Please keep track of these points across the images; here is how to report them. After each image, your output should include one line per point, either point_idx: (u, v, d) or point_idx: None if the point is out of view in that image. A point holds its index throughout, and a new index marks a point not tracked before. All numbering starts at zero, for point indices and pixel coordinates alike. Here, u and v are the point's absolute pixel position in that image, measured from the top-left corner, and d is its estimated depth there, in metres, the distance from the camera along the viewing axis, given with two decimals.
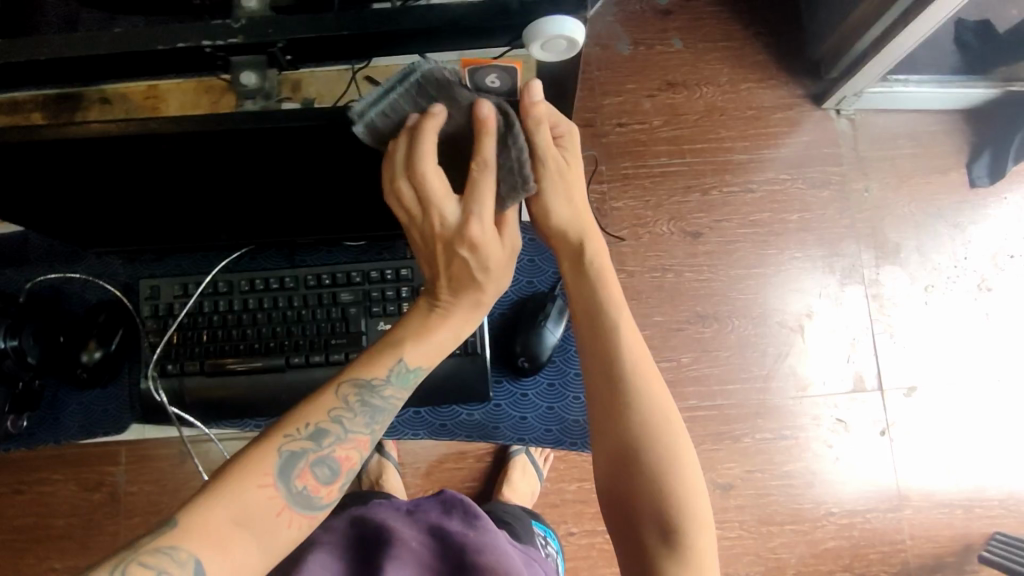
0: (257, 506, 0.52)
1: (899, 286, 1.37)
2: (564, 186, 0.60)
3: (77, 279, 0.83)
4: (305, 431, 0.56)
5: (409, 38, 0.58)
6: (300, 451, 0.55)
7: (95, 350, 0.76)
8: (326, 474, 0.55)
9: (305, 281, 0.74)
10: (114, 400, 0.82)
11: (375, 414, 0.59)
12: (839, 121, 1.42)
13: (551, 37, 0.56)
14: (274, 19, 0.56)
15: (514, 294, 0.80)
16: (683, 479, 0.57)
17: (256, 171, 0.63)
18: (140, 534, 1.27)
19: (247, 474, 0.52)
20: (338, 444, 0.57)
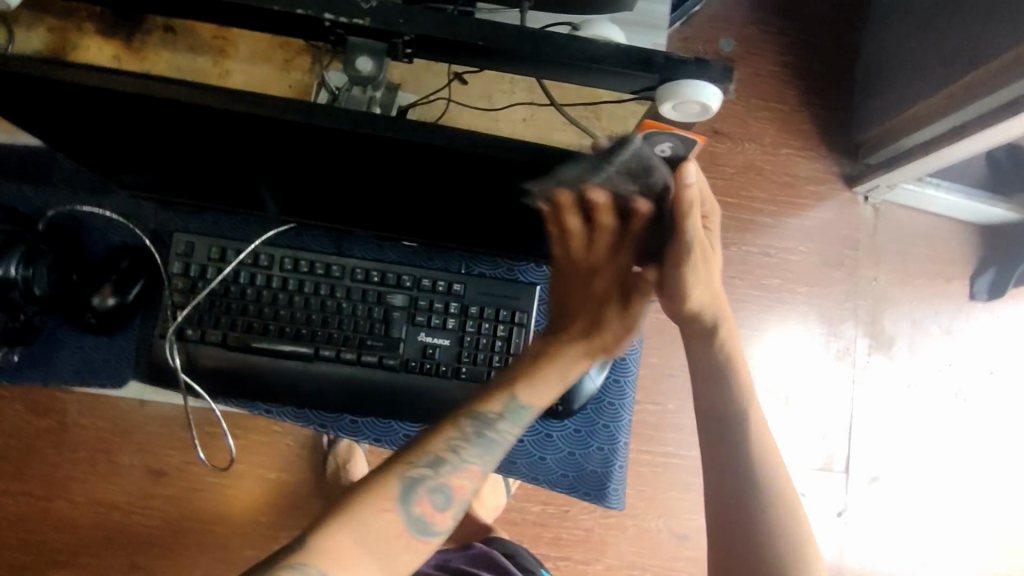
0: (383, 532, 0.57)
1: (883, 378, 1.41)
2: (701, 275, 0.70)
3: (103, 216, 0.82)
4: (423, 460, 0.61)
5: (541, 64, 0.55)
6: (419, 480, 0.60)
7: (110, 296, 0.74)
8: (440, 501, 0.60)
9: (353, 273, 0.71)
10: (117, 351, 0.80)
11: (489, 449, 0.63)
12: (864, 206, 1.45)
13: (685, 99, 0.55)
14: (406, 10, 0.52)
15: None
16: (811, 557, 0.64)
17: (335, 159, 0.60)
18: (82, 470, 1.21)
19: (375, 508, 0.58)
20: (453, 473, 0.61)
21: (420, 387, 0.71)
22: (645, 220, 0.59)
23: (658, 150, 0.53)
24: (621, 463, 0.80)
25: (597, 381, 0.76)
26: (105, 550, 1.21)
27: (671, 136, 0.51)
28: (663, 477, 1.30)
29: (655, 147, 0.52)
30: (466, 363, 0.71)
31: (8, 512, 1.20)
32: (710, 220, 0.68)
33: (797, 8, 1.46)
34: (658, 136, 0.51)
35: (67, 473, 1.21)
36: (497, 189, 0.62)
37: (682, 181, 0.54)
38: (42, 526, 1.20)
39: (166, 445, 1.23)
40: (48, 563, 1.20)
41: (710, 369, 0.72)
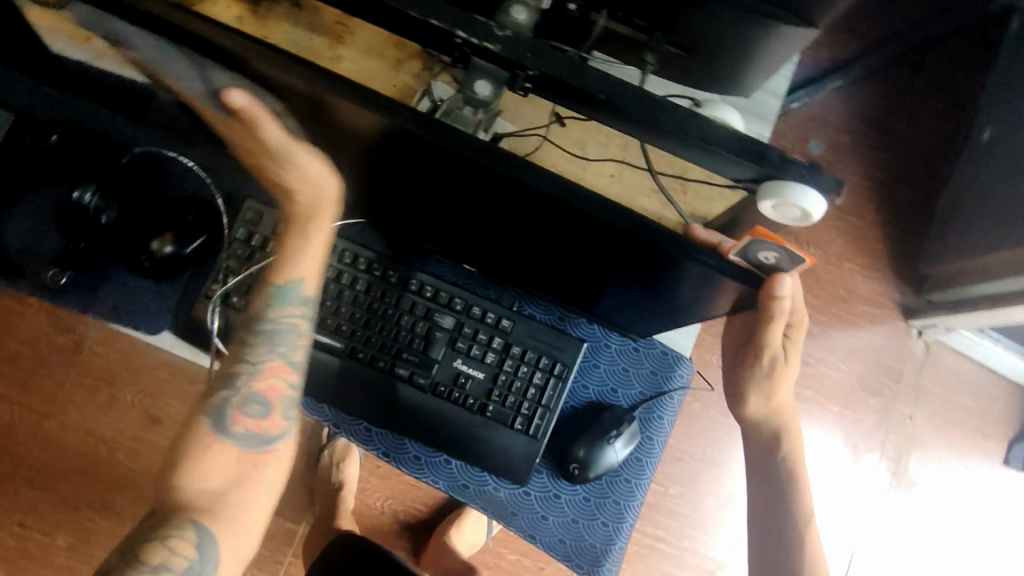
0: (220, 464, 0.64)
1: (895, 520, 1.35)
2: (770, 387, 0.76)
3: (183, 162, 0.85)
4: (227, 386, 0.67)
5: (651, 132, 0.54)
6: (225, 403, 0.66)
7: (167, 243, 0.75)
8: (257, 410, 0.66)
9: (405, 282, 0.72)
10: (160, 298, 0.82)
11: (278, 341, 0.69)
12: (915, 341, 1.40)
13: (790, 201, 0.53)
14: (536, 45, 0.52)
15: (594, 394, 0.79)
16: None
17: (421, 171, 0.59)
18: (83, 395, 1.21)
19: (200, 448, 0.64)
20: (254, 381, 0.67)
21: (442, 412, 0.71)
22: (162, 58, 0.54)
23: (762, 258, 0.51)
24: (622, 544, 0.77)
25: (621, 454, 0.75)
26: (81, 481, 1.20)
27: (781, 247, 0.49)
28: (646, 561, 1.25)
29: (757, 253, 0.51)
30: (494, 401, 0.70)
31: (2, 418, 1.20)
32: (793, 331, 0.74)
33: (893, 129, 1.44)
34: (761, 243, 0.49)
35: (68, 395, 1.21)
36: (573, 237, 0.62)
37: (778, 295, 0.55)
38: (29, 441, 1.20)
39: (170, 393, 1.22)
40: (22, 479, 1.20)
41: (770, 473, 0.79)
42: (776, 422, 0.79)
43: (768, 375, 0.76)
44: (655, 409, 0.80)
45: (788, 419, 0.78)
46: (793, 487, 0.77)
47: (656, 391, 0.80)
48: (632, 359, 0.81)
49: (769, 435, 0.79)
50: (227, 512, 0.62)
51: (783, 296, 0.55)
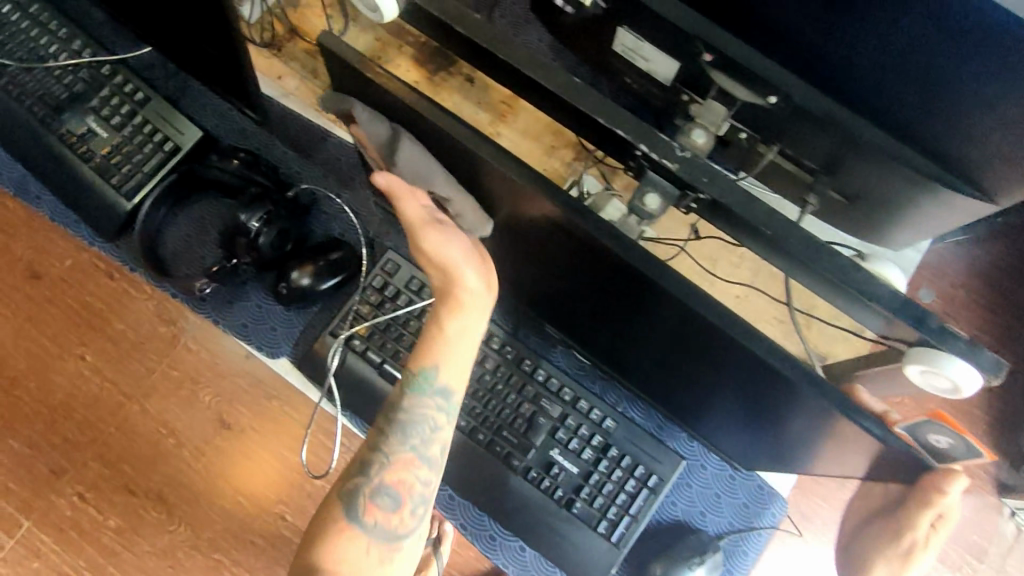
0: (349, 552, 0.66)
1: None
2: (900, 564, 0.72)
3: (338, 208, 0.95)
4: (359, 471, 0.70)
5: (808, 274, 0.54)
6: (360, 490, 0.69)
7: (307, 275, 0.84)
8: (387, 501, 0.69)
9: (520, 363, 0.80)
10: (284, 327, 0.91)
11: (412, 431, 0.73)
12: (1006, 521, 1.18)
13: (932, 361, 0.53)
14: (714, 170, 0.53)
15: (680, 511, 0.85)
16: None
17: (580, 277, 0.68)
18: (168, 386, 1.27)
19: (332, 532, 0.67)
20: (384, 474, 0.70)
21: (531, 499, 0.78)
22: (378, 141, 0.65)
23: (934, 442, 0.55)
24: None
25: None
26: (144, 470, 1.24)
27: (954, 433, 0.53)
28: None
29: (930, 435, 0.55)
30: (581, 500, 0.77)
31: (91, 391, 1.27)
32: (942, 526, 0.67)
33: None
34: (932, 423, 0.54)
35: (154, 383, 1.27)
36: (689, 361, 0.69)
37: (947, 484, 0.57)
38: (108, 420, 1.25)
39: (244, 402, 1.26)
40: (93, 455, 1.24)
41: None
42: None
43: (900, 552, 0.71)
44: (739, 542, 0.85)
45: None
46: None
47: (745, 525, 0.85)
48: (725, 486, 0.86)
49: None
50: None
51: (945, 489, 0.57)
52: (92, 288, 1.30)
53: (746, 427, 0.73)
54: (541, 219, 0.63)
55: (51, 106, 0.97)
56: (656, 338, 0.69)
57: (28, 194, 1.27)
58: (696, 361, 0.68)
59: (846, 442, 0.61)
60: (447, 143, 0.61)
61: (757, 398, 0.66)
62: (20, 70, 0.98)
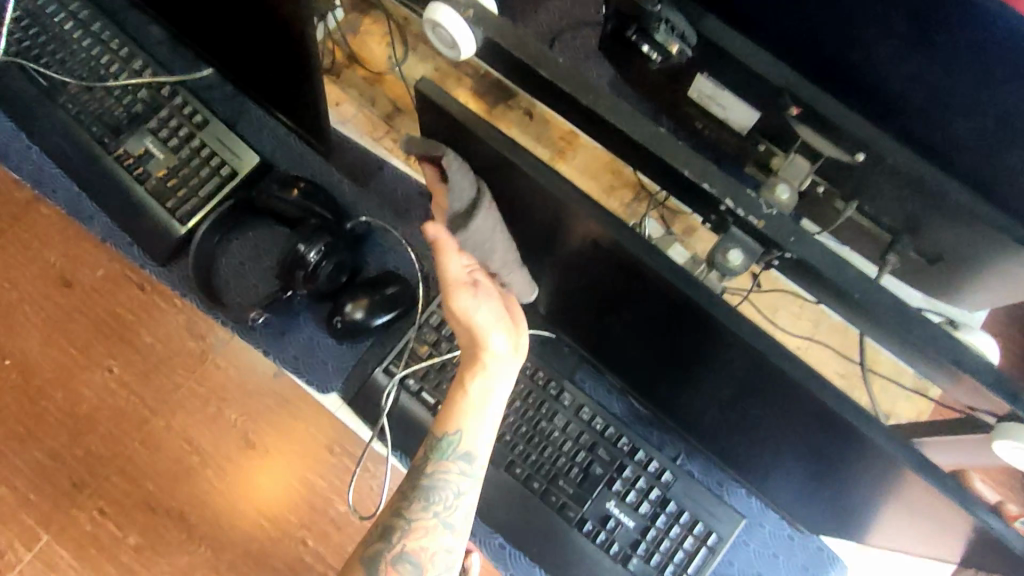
0: None
1: None
2: None
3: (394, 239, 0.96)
4: (378, 536, 0.69)
5: (897, 340, 0.52)
6: (379, 558, 0.67)
7: (360, 310, 0.87)
8: (407, 570, 0.67)
9: (578, 411, 0.80)
10: (333, 357, 1.12)
11: (434, 495, 0.70)
12: None
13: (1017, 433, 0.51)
14: (802, 229, 0.51)
15: (736, 569, 0.83)
16: None
17: (653, 331, 0.68)
18: (199, 407, 1.12)
19: None
20: (404, 541, 0.68)
21: (587, 553, 0.77)
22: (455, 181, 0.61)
23: None
24: None
25: None
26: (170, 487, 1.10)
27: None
28: None
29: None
30: (638, 555, 0.77)
31: (113, 410, 1.12)
32: None
33: None
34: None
35: (182, 403, 1.12)
36: (770, 424, 0.67)
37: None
38: (133, 437, 1.11)
39: None
40: (116, 470, 1.09)
41: None
42: None
43: None
44: None
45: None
46: None
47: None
48: (782, 546, 0.84)
49: None
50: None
51: None
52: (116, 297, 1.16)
53: (813, 486, 0.72)
54: (618, 269, 0.62)
55: (109, 126, 1.05)
56: (730, 396, 0.68)
57: (51, 195, 1.19)
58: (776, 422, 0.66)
59: (943, 524, 0.59)
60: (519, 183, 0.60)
61: (831, 464, 0.65)
62: (81, 89, 1.07)
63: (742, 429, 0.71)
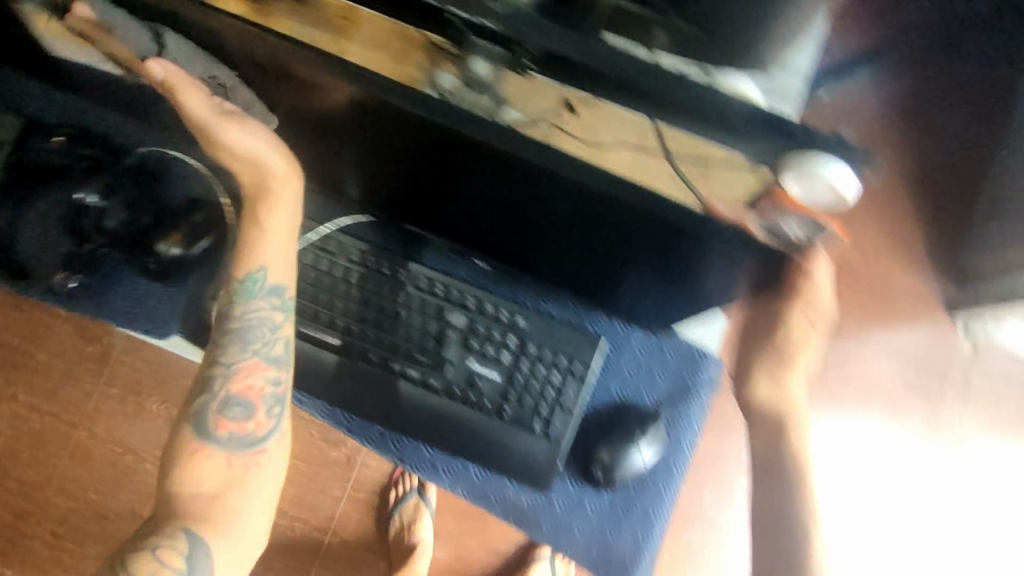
0: (208, 467, 0.71)
1: (948, 527, 1.24)
2: (779, 370, 0.70)
3: (188, 166, 0.91)
4: (203, 395, 0.74)
5: (663, 109, 0.51)
6: (209, 410, 0.73)
7: (173, 245, 0.81)
8: (238, 412, 0.73)
9: (417, 282, 0.79)
10: (170, 304, 0.89)
11: (251, 339, 0.76)
12: (961, 339, 1.28)
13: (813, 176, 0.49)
14: (537, 22, 0.50)
15: (616, 392, 0.85)
16: None
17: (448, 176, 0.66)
18: (112, 405, 1.23)
19: (187, 453, 0.72)
20: (232, 386, 0.74)
21: (460, 413, 0.79)
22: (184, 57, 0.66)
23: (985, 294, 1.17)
24: (649, 551, 0.82)
25: (645, 459, 0.80)
26: (111, 489, 1.22)
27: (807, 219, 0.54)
28: None
29: (785, 226, 0.56)
30: (509, 404, 0.78)
31: (34, 429, 1.23)
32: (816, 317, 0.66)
33: (935, 107, 1.29)
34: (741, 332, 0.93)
35: (97, 405, 1.23)
36: (582, 226, 0.67)
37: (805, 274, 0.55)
38: (61, 452, 1.23)
39: None
40: (55, 489, 1.22)
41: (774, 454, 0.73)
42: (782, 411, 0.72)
43: (776, 354, 0.70)
44: (682, 407, 0.85)
45: (801, 405, 0.72)
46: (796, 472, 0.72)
47: (683, 389, 0.85)
48: (658, 358, 0.86)
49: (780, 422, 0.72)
50: (227, 497, 0.70)
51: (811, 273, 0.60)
52: (4, 324, 1.23)
53: (654, 287, 0.71)
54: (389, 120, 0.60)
55: None
56: (534, 213, 0.67)
57: None
58: (581, 220, 0.66)
59: (735, 262, 0.61)
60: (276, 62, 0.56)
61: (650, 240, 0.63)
62: None
63: (574, 250, 0.70)
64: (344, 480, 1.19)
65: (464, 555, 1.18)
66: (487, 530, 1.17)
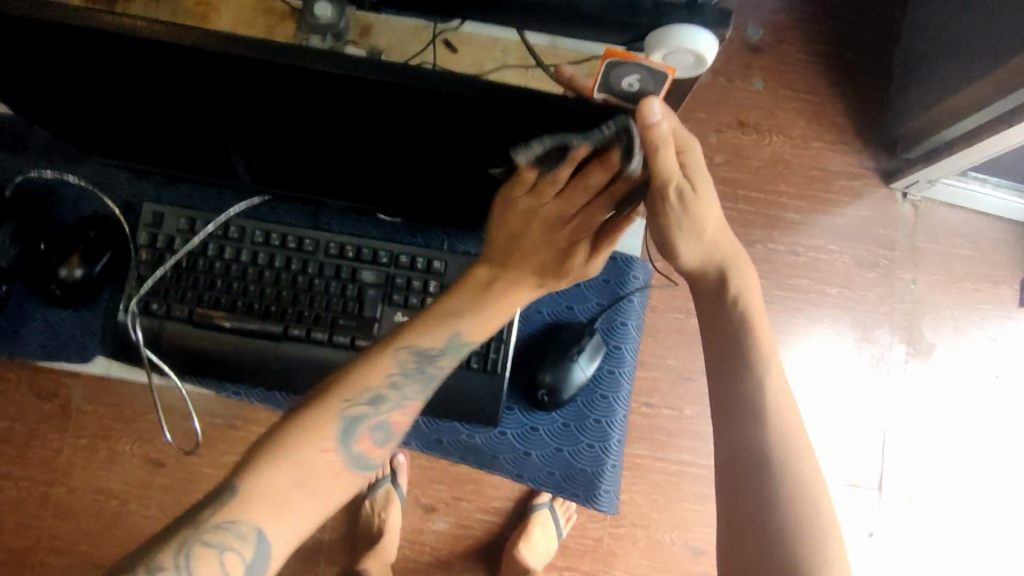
0: (320, 477, 0.57)
1: (925, 391, 1.25)
2: (691, 229, 0.62)
3: (75, 187, 0.88)
4: (362, 397, 0.61)
5: None
6: (356, 419, 0.60)
7: (76, 267, 0.80)
8: (380, 438, 0.61)
9: (327, 249, 0.79)
10: (83, 327, 0.87)
11: (428, 380, 0.64)
12: (902, 205, 1.29)
13: (677, 48, 0.54)
14: None
15: (548, 314, 0.93)
16: (826, 527, 0.56)
17: (317, 137, 0.64)
18: (83, 456, 1.19)
19: (308, 453, 0.57)
20: (393, 409, 0.62)
21: None
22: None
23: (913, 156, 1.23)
24: (608, 462, 0.90)
25: (586, 371, 0.86)
26: (103, 538, 1.19)
27: (638, 66, 0.49)
28: (695, 491, 1.18)
29: (621, 78, 0.51)
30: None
31: (7, 498, 1.18)
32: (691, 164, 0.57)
33: None
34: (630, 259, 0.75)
35: (68, 459, 1.19)
36: (467, 163, 0.65)
37: (646, 120, 0.49)
38: (41, 513, 1.18)
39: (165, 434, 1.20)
40: (45, 550, 1.18)
41: (723, 318, 0.64)
42: (717, 264, 0.65)
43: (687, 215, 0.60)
44: (613, 318, 0.93)
45: (729, 262, 0.65)
46: (745, 332, 0.63)
47: (613, 298, 0.94)
48: (581, 275, 0.94)
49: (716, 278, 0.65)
50: (300, 510, 0.55)
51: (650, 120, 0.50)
52: None
53: None
54: (236, 90, 0.56)
55: None
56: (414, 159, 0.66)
57: None
58: (460, 159, 0.64)
59: None
60: (110, 51, 0.52)
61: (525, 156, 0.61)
62: None
63: (466, 181, 0.70)
64: None
65: (464, 522, 1.17)
66: (483, 491, 1.17)
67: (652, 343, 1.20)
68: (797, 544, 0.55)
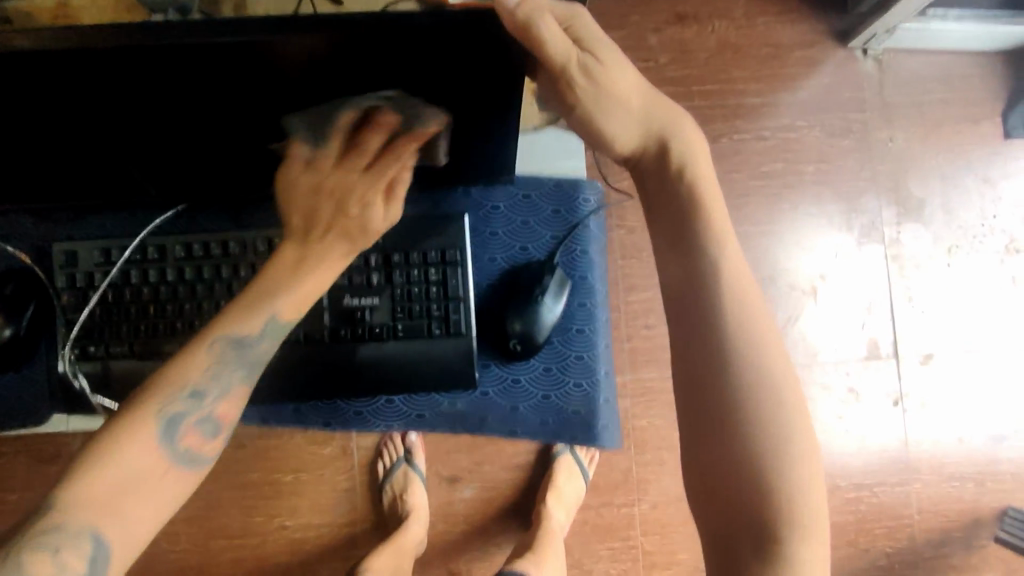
0: (142, 477, 0.53)
1: (922, 247, 1.21)
2: (609, 104, 0.59)
3: None
4: (180, 395, 0.56)
5: None
6: (176, 417, 0.55)
7: (4, 328, 0.77)
8: (208, 432, 0.57)
9: (254, 247, 0.75)
10: (30, 390, 0.85)
11: (246, 365, 0.59)
12: (864, 63, 1.22)
13: None
14: None
15: (503, 260, 0.90)
16: (790, 414, 0.53)
17: (198, 127, 0.60)
18: None
19: (119, 457, 0.52)
20: (217, 401, 0.58)
21: (359, 350, 0.79)
22: None
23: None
24: (597, 395, 0.90)
25: (556, 309, 0.83)
26: None
27: None
28: None
29: None
30: (400, 318, 0.78)
31: None
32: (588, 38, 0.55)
33: None
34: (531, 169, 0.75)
35: None
36: None
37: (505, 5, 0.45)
38: None
39: None
40: None
41: (670, 196, 0.60)
42: (653, 134, 0.61)
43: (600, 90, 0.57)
44: (570, 249, 0.90)
45: (663, 134, 0.60)
46: (695, 203, 0.59)
47: (567, 227, 0.91)
48: (528, 211, 0.91)
49: (658, 147, 0.61)
50: (127, 507, 0.51)
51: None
52: None
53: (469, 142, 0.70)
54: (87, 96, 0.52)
55: None
56: None
57: None
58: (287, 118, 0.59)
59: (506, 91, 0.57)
60: None
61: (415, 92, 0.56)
62: None
63: None
64: (348, 470, 1.15)
65: (489, 484, 1.16)
66: (500, 449, 1.15)
67: (637, 265, 1.15)
68: (752, 432, 0.53)
